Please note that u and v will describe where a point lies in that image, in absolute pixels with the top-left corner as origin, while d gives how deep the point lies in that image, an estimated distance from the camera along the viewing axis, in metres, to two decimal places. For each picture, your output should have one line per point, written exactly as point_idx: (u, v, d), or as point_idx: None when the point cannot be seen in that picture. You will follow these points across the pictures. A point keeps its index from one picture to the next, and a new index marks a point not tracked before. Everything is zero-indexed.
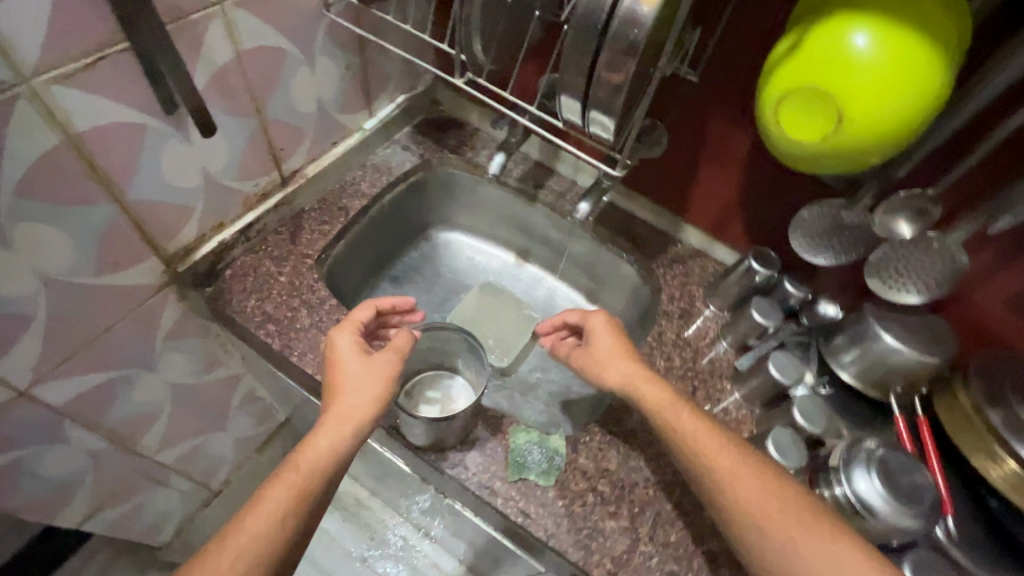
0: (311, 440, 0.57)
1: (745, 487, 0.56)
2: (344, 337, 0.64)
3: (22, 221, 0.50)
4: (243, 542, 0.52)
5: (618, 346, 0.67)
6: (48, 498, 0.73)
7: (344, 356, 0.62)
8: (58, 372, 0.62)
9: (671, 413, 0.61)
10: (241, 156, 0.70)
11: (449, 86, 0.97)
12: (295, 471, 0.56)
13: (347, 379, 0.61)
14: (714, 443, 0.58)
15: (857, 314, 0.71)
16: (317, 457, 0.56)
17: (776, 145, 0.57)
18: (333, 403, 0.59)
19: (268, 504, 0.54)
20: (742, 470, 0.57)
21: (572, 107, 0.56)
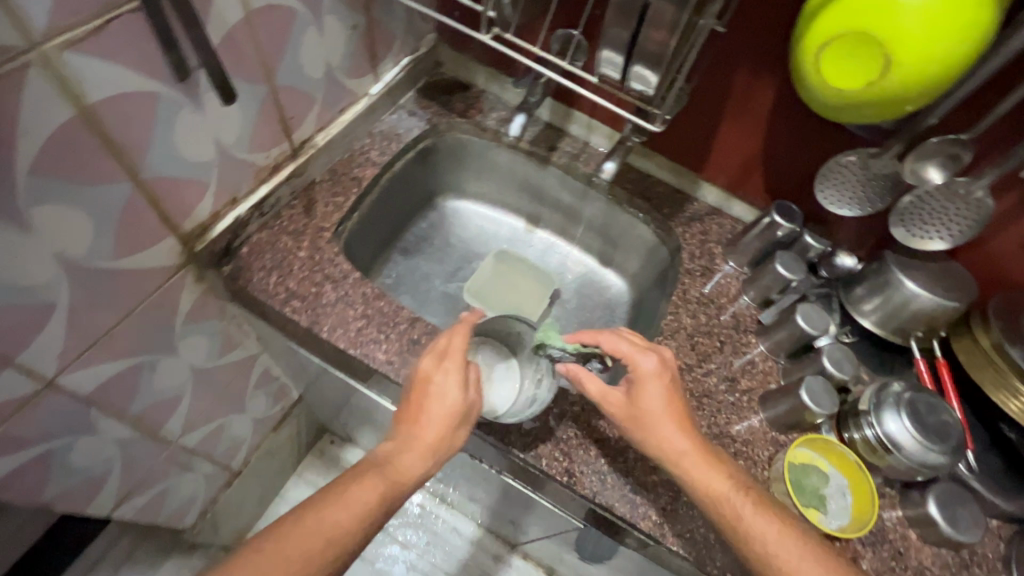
0: (400, 458, 0.57)
1: (763, 529, 0.55)
2: (446, 377, 0.60)
3: (41, 204, 0.47)
4: (333, 524, 0.53)
5: (666, 396, 0.60)
6: (79, 490, 0.71)
7: (443, 396, 0.59)
8: (83, 362, 0.60)
9: (705, 465, 0.57)
10: (254, 126, 0.66)
11: (453, 45, 0.93)
12: (388, 480, 0.57)
13: (436, 417, 0.59)
14: (736, 496, 0.56)
15: (879, 263, 0.73)
16: (409, 475, 0.57)
17: (816, 96, 0.58)
18: (418, 432, 0.58)
19: (354, 502, 0.55)
20: (758, 519, 0.55)
21: (613, 60, 0.58)
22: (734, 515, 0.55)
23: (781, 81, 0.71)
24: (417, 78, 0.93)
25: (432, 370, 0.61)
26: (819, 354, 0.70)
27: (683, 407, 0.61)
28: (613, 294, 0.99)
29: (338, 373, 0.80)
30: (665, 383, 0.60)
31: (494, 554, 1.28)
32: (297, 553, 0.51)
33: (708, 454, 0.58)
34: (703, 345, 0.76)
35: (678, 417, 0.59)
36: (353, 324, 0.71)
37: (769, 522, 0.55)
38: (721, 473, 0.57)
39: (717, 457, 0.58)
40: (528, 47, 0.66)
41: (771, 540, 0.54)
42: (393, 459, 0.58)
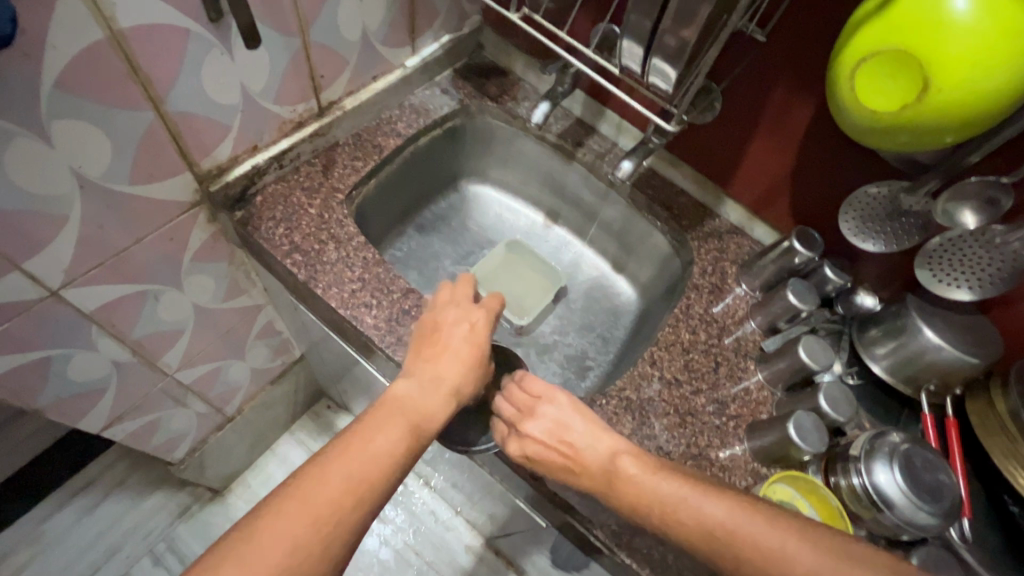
0: (420, 394, 0.59)
1: (714, 510, 0.49)
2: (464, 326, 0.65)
3: (62, 117, 0.50)
4: (349, 471, 0.50)
5: (563, 423, 0.60)
6: (73, 402, 0.74)
7: (460, 338, 0.64)
8: (88, 279, 0.63)
9: (615, 476, 0.55)
10: (282, 78, 0.68)
11: (496, 29, 0.92)
12: (410, 420, 0.56)
13: (455, 361, 0.62)
14: (679, 489, 0.52)
15: (899, 306, 0.69)
16: (429, 411, 0.58)
17: (845, 110, 0.55)
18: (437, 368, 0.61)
19: (376, 449, 0.52)
20: (704, 502, 0.50)
21: (633, 52, 0.57)
22: (681, 510, 0.50)
23: (819, 101, 0.67)
24: (455, 57, 0.93)
25: (458, 317, 0.66)
26: (817, 390, 0.67)
27: (587, 429, 0.59)
28: (621, 301, 0.97)
29: (331, 334, 0.81)
30: (558, 411, 0.61)
31: (466, 544, 1.28)
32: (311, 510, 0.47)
33: (606, 471, 0.55)
34: (698, 363, 0.73)
35: (571, 443, 0.59)
36: (349, 286, 0.72)
37: (719, 504, 0.50)
38: (650, 478, 0.53)
39: (637, 462, 0.55)
40: (558, 34, 0.66)
41: (734, 520, 0.48)
42: (412, 397, 0.58)
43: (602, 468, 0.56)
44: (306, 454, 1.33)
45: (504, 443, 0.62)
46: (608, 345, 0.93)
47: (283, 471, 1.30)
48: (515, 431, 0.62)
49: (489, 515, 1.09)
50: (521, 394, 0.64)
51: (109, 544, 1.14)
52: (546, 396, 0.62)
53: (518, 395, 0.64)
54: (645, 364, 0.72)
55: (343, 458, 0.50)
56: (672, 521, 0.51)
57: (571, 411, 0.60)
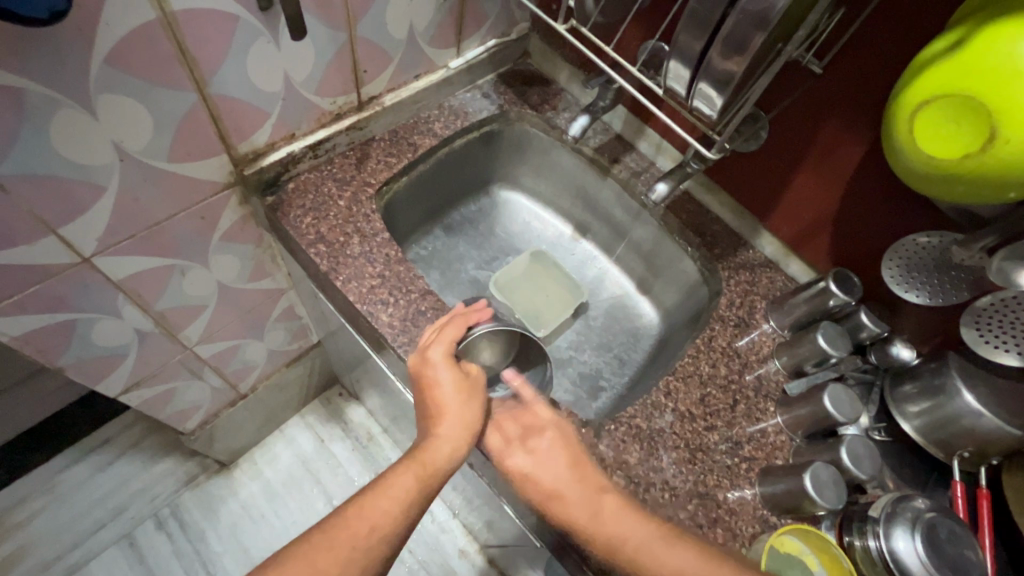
0: (433, 443, 0.58)
1: (674, 562, 0.51)
2: (443, 367, 0.62)
3: (108, 91, 0.51)
4: (380, 510, 0.53)
5: (551, 454, 0.60)
6: (94, 366, 0.77)
7: (447, 380, 0.61)
8: (119, 249, 0.64)
9: (599, 512, 0.55)
10: (325, 69, 0.68)
11: (543, 37, 0.91)
12: (425, 467, 0.56)
13: (452, 402, 0.60)
14: (644, 535, 0.53)
15: (938, 363, 0.65)
16: (443, 458, 0.57)
17: (900, 155, 0.52)
18: (439, 419, 0.59)
19: (396, 489, 0.54)
20: (672, 553, 0.52)
21: (679, 74, 0.55)
22: (643, 555, 0.52)
23: (873, 140, 0.64)
24: (499, 63, 0.92)
25: (437, 359, 0.62)
26: (838, 443, 0.63)
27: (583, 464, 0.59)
28: (642, 324, 0.94)
29: (348, 326, 0.81)
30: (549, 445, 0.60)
31: (461, 549, 1.27)
32: (342, 539, 0.51)
33: (591, 501, 0.55)
34: (715, 399, 0.70)
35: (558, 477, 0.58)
36: (369, 281, 0.72)
37: (688, 554, 0.52)
38: (624, 519, 0.54)
39: (620, 501, 0.55)
40: (603, 48, 0.65)
41: (693, 570, 0.51)
42: (425, 446, 0.58)
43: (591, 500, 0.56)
44: (313, 438, 1.33)
45: (499, 459, 0.62)
46: (624, 367, 0.91)
47: (289, 453, 1.31)
48: (517, 444, 0.62)
49: (486, 524, 1.08)
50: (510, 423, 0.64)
51: (116, 504, 1.17)
52: (536, 426, 0.63)
53: (507, 426, 0.63)
54: (660, 393, 0.70)
55: (368, 498, 0.53)
56: (637, 567, 0.52)
57: (561, 444, 0.60)
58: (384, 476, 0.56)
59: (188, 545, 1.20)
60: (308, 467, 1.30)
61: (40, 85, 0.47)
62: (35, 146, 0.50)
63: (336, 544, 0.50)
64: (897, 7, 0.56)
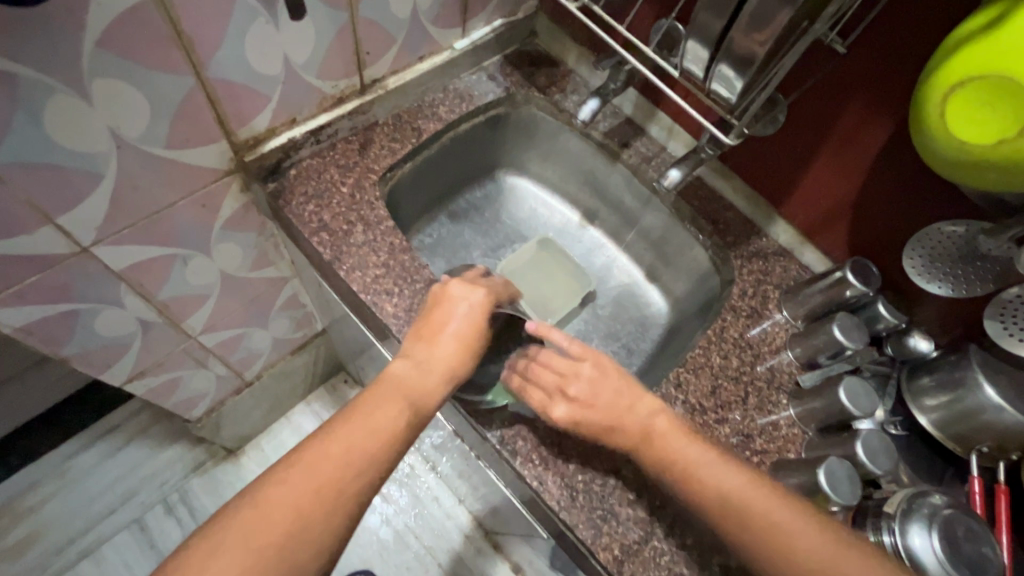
0: (422, 378, 0.57)
1: (728, 480, 0.53)
2: (465, 307, 0.62)
3: (102, 75, 0.49)
4: (358, 438, 0.51)
5: (597, 385, 0.59)
6: (99, 355, 0.76)
7: (466, 319, 0.61)
8: (120, 238, 0.63)
9: (652, 434, 0.57)
10: (326, 51, 0.66)
11: (552, 16, 0.88)
12: (411, 397, 0.55)
13: (454, 338, 0.60)
14: (703, 457, 0.55)
15: (959, 356, 0.63)
16: (429, 399, 0.56)
17: (929, 139, 0.49)
18: (436, 356, 0.59)
19: (380, 418, 0.53)
20: (719, 473, 0.53)
21: (698, 55, 0.53)
22: (693, 474, 0.54)
23: (898, 124, 0.61)
24: (506, 43, 0.89)
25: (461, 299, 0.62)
26: (854, 437, 0.62)
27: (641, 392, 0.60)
28: (650, 313, 0.93)
29: (352, 316, 0.80)
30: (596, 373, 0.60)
31: (466, 535, 1.28)
32: (323, 474, 0.48)
33: (645, 428, 0.57)
34: (727, 391, 0.69)
35: (612, 401, 0.59)
36: (373, 270, 0.70)
37: (735, 475, 0.53)
38: (679, 439, 0.56)
39: (671, 424, 0.57)
40: (617, 27, 0.62)
41: (741, 490, 0.52)
42: (412, 379, 0.57)
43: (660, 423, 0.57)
44: (319, 425, 1.34)
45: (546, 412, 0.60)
46: (632, 357, 0.89)
47: (296, 440, 1.32)
48: (557, 394, 0.60)
49: (492, 511, 1.08)
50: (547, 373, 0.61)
51: (126, 490, 1.17)
52: (572, 370, 0.61)
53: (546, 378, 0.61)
54: (670, 385, 0.69)
55: (353, 431, 0.51)
56: (696, 493, 0.53)
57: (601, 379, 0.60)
58: (369, 405, 0.54)
59: None
60: None
61: (30, 69, 0.45)
62: (29, 133, 0.48)
63: (315, 477, 0.48)
64: None
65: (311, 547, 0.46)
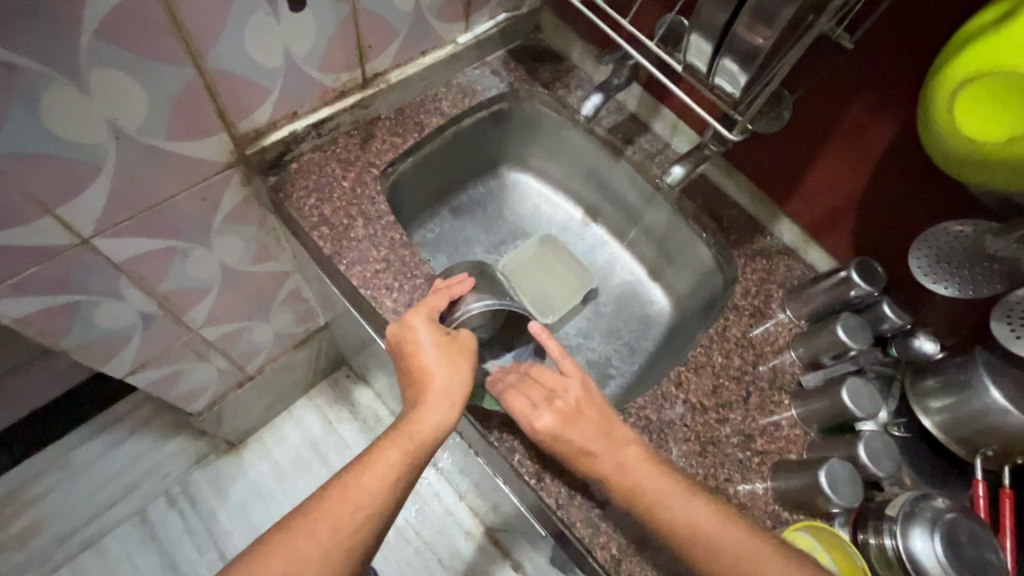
0: (418, 414, 0.57)
1: (696, 514, 0.53)
2: (423, 331, 0.60)
3: (101, 66, 0.49)
4: (353, 495, 0.53)
5: (580, 408, 0.59)
6: (101, 347, 0.76)
7: (427, 345, 0.59)
8: (119, 231, 0.63)
9: (623, 466, 0.56)
10: (327, 44, 0.66)
11: (556, 11, 0.87)
12: (409, 435, 0.56)
13: (434, 366, 0.59)
14: (668, 488, 0.54)
15: (964, 358, 0.62)
16: (426, 426, 0.57)
17: (936, 134, 0.49)
18: (423, 387, 0.59)
19: (379, 465, 0.55)
20: (688, 507, 0.53)
21: (701, 49, 0.52)
22: (659, 508, 0.53)
23: (905, 121, 0.60)
24: (510, 38, 0.88)
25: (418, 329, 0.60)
26: (856, 439, 0.61)
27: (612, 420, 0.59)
28: (653, 311, 0.92)
29: (353, 310, 0.80)
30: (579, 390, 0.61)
31: (467, 531, 1.28)
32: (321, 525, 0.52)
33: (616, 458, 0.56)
34: (728, 390, 0.68)
35: (591, 428, 0.58)
36: (374, 265, 0.70)
37: (702, 508, 0.53)
38: (648, 472, 0.55)
39: (641, 455, 0.57)
40: (619, 22, 0.61)
41: (704, 522, 0.52)
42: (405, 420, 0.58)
43: (630, 453, 0.57)
44: (321, 420, 1.34)
45: (529, 421, 0.58)
46: (634, 355, 0.89)
47: (298, 434, 1.32)
48: (543, 405, 0.60)
49: (492, 508, 1.08)
50: (530, 391, 0.61)
51: (128, 482, 1.18)
52: (562, 386, 0.61)
53: (531, 391, 0.61)
54: (671, 384, 0.68)
55: (350, 483, 0.54)
56: (666, 528, 0.53)
57: (587, 404, 0.60)
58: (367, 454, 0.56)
59: (199, 522, 1.21)
60: (316, 448, 1.31)
61: (26, 59, 0.45)
62: (26, 124, 0.48)
63: (317, 525, 0.52)
64: None
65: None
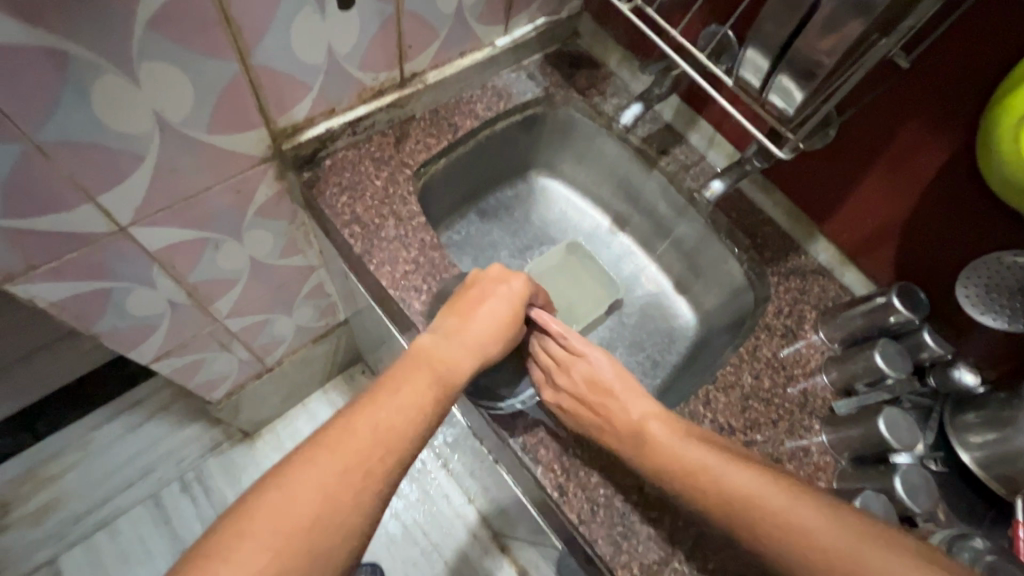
0: (443, 351, 0.57)
1: (735, 480, 0.50)
2: (506, 288, 0.63)
3: (150, 58, 0.50)
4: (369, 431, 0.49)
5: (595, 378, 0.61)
6: (129, 333, 0.77)
7: (502, 303, 0.61)
8: (156, 219, 0.64)
9: (645, 438, 0.56)
10: (370, 42, 0.66)
11: (596, 16, 0.86)
12: (439, 375, 0.55)
13: (493, 315, 0.61)
14: (706, 457, 0.53)
15: (1010, 394, 0.60)
16: (457, 368, 0.57)
17: (993, 118, 0.47)
18: (463, 326, 0.60)
19: (398, 399, 0.52)
20: (728, 472, 0.51)
21: (757, 64, 0.51)
22: (702, 476, 0.52)
23: (959, 146, 0.58)
24: (548, 42, 0.88)
25: (498, 279, 0.63)
26: (892, 471, 0.59)
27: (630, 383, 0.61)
28: (677, 325, 0.91)
29: (377, 309, 0.80)
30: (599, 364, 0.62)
31: (474, 534, 1.27)
32: (318, 482, 0.46)
33: (637, 428, 0.57)
34: (757, 412, 0.67)
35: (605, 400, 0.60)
36: (404, 266, 0.70)
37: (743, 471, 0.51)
38: (677, 442, 0.54)
39: (667, 426, 0.56)
40: (668, 31, 0.60)
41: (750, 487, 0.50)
42: (439, 351, 0.57)
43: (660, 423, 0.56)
44: None
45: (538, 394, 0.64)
46: (656, 369, 0.87)
47: (311, 427, 1.32)
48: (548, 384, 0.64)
49: (503, 515, 1.07)
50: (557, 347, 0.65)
51: (145, 465, 1.19)
52: (572, 358, 0.63)
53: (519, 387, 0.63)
54: (698, 402, 0.66)
55: (357, 419, 0.49)
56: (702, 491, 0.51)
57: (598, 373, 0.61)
58: (392, 385, 0.53)
59: (211, 509, 1.22)
60: None
61: (81, 49, 0.45)
62: (78, 112, 0.49)
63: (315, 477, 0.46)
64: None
65: (339, 534, 0.45)
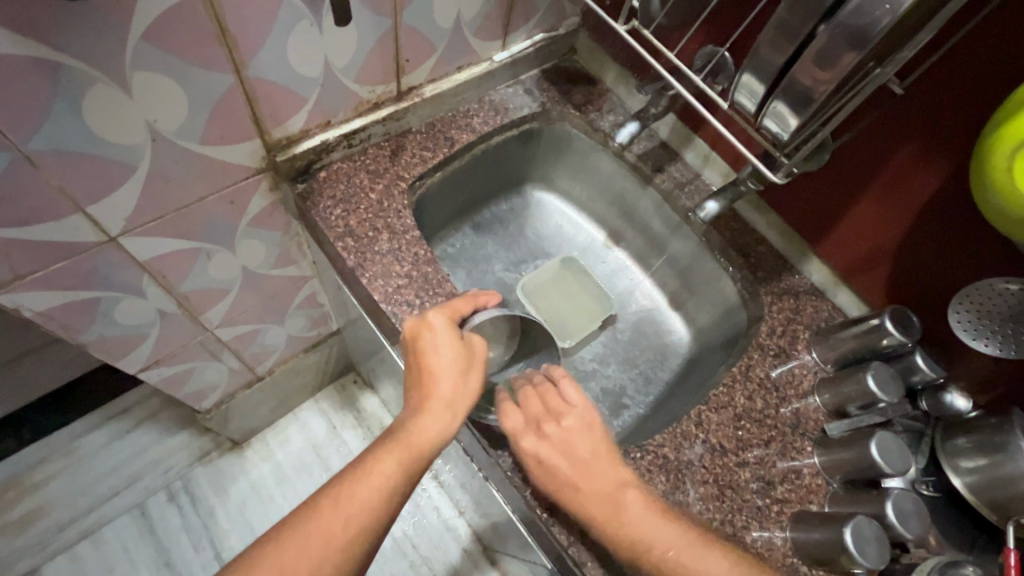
0: (413, 423, 0.57)
1: (709, 568, 0.52)
2: (441, 337, 0.59)
3: (144, 69, 0.49)
4: (363, 496, 0.53)
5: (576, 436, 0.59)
6: (117, 343, 0.76)
7: (444, 359, 0.59)
8: (148, 230, 0.63)
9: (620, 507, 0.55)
10: (367, 56, 0.66)
11: (593, 33, 0.86)
12: (409, 445, 0.56)
13: (447, 371, 0.59)
14: (677, 541, 0.53)
15: (1001, 419, 0.60)
16: (427, 436, 0.56)
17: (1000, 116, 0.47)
18: (429, 389, 0.58)
19: (384, 470, 0.54)
20: (700, 559, 0.53)
21: (753, 88, 0.51)
22: (676, 560, 0.53)
23: (950, 171, 0.59)
24: (546, 58, 0.88)
25: (430, 332, 0.60)
26: (884, 495, 0.59)
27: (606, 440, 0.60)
28: (671, 341, 0.90)
29: (369, 321, 0.79)
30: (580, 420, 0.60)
31: (464, 548, 1.25)
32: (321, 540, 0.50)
33: (613, 500, 0.55)
34: (749, 433, 0.66)
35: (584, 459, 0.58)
36: (396, 279, 0.69)
37: (715, 563, 0.52)
38: (651, 520, 0.54)
39: (644, 502, 0.55)
40: (664, 51, 0.60)
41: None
42: (411, 424, 0.57)
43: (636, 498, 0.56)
44: (326, 424, 1.33)
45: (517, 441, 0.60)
46: (650, 385, 0.87)
47: (301, 437, 1.31)
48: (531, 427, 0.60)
49: (493, 530, 1.05)
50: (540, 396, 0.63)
51: (129, 474, 1.17)
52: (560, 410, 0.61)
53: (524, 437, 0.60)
54: (691, 422, 0.66)
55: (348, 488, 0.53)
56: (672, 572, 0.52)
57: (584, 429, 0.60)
58: (371, 456, 0.55)
59: (197, 520, 1.21)
60: (319, 453, 1.30)
61: (72, 58, 0.45)
62: (68, 121, 0.48)
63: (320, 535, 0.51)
64: (999, 30, 0.50)
65: None
